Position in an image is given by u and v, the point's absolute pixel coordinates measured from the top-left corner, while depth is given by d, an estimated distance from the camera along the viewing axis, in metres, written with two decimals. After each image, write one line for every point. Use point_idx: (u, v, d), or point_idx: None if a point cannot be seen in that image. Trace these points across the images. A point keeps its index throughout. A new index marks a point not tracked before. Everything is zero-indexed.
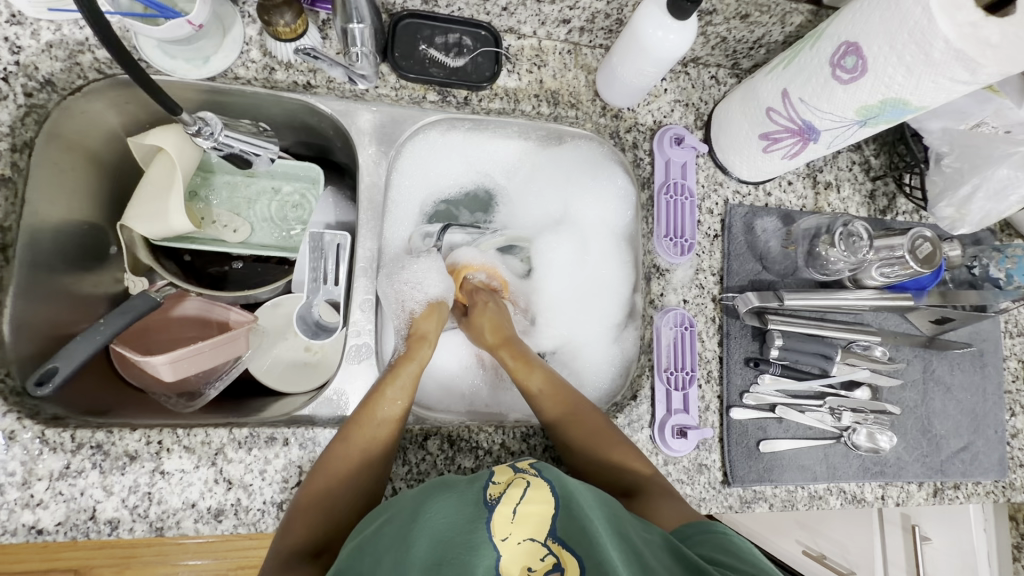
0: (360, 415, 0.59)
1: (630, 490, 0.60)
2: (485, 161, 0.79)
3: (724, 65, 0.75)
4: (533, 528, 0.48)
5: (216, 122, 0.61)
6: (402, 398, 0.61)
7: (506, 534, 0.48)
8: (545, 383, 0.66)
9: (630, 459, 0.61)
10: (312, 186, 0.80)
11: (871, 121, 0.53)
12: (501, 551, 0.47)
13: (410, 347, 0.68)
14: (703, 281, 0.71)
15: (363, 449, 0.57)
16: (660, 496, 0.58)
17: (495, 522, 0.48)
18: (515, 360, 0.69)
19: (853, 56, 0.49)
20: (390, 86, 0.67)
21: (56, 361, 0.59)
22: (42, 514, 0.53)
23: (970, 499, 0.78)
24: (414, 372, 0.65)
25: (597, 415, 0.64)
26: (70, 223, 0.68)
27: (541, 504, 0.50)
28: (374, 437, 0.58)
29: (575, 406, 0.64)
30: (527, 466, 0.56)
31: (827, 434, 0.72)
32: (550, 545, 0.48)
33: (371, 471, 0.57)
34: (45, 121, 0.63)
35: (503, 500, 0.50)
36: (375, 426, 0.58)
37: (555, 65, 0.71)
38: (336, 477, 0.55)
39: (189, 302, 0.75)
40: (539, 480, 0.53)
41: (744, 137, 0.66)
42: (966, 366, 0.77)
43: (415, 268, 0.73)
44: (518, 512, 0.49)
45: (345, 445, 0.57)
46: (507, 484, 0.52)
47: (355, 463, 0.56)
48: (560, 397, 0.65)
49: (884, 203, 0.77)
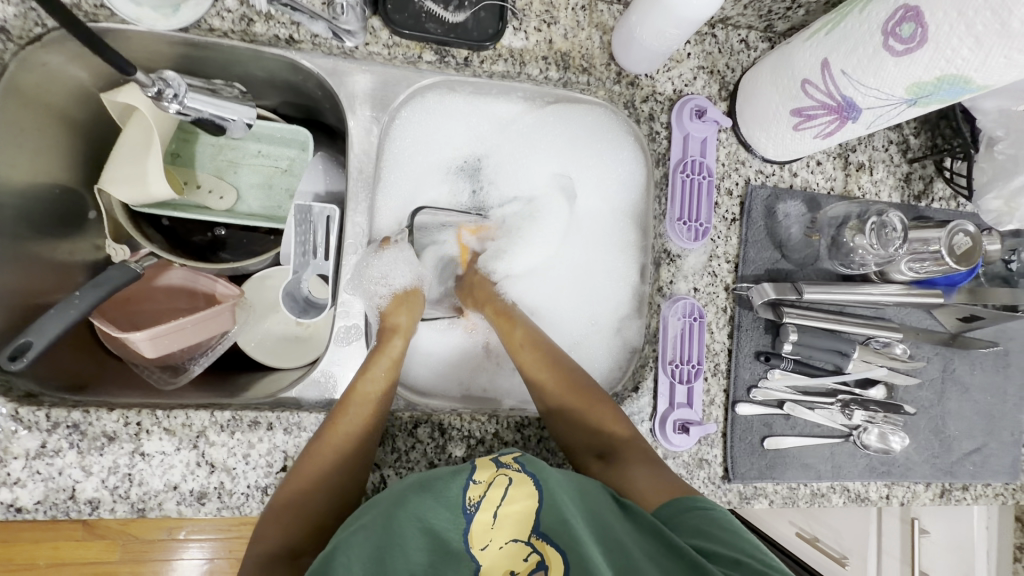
0: (345, 400, 0.57)
1: (603, 453, 0.59)
2: (483, 128, 0.71)
3: (756, 27, 0.67)
4: (513, 531, 0.47)
5: (178, 80, 0.56)
6: (377, 387, 0.59)
7: (485, 542, 0.46)
8: (525, 337, 0.66)
9: (617, 427, 0.59)
10: (301, 152, 0.74)
11: (922, 99, 0.46)
12: (481, 560, 0.46)
13: (381, 339, 0.64)
14: (716, 269, 0.67)
15: (339, 441, 0.55)
16: (636, 463, 0.57)
17: (473, 531, 0.47)
18: (498, 317, 0.68)
19: (912, 23, 0.42)
20: (383, 43, 0.60)
21: (27, 335, 0.56)
22: (20, 492, 0.52)
23: (977, 500, 0.76)
24: (388, 365, 0.61)
25: (581, 376, 0.62)
26: (39, 186, 0.64)
27: (522, 504, 0.48)
28: (351, 430, 0.55)
29: (558, 376, 0.62)
30: (510, 460, 0.51)
31: (835, 432, 0.69)
32: (532, 543, 0.46)
33: (352, 463, 0.55)
34: (2, 73, 0.58)
35: (483, 505, 0.47)
36: (349, 412, 0.56)
37: (567, 23, 0.63)
38: (312, 471, 0.54)
39: (174, 271, 0.72)
40: (524, 476, 0.49)
41: (772, 112, 0.60)
42: (989, 366, 0.73)
43: (381, 262, 0.67)
44: (498, 516, 0.47)
45: (325, 432, 0.55)
46: (489, 482, 0.48)
47: (330, 455, 0.54)
48: (565, 380, 0.62)
49: (919, 187, 0.71)
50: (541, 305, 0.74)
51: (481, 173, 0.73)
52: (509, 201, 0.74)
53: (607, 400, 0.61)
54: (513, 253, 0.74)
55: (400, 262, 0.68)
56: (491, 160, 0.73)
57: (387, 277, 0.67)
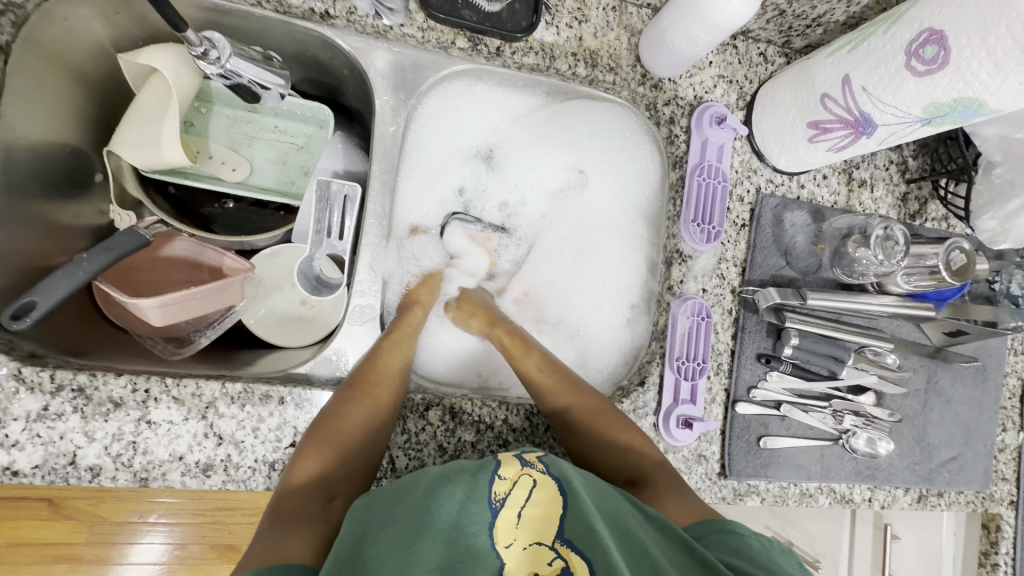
0: (372, 361, 0.60)
1: (632, 479, 0.58)
2: (504, 119, 0.72)
3: (775, 42, 0.70)
4: (537, 533, 0.47)
5: (225, 46, 0.55)
6: (403, 357, 0.62)
7: (510, 541, 0.46)
8: (542, 363, 0.65)
9: (640, 445, 0.60)
10: (320, 130, 0.74)
11: (936, 119, 0.49)
12: (505, 558, 0.45)
13: (403, 310, 0.66)
14: (725, 272, 0.69)
15: (376, 397, 0.57)
16: (665, 489, 0.56)
17: (498, 527, 0.47)
18: (511, 339, 0.67)
19: (935, 46, 0.45)
20: (418, 26, 0.61)
21: (34, 294, 0.54)
22: (17, 455, 0.50)
23: (950, 507, 0.79)
24: (412, 332, 0.64)
25: (595, 396, 0.62)
26: (50, 143, 0.62)
27: (547, 505, 0.48)
28: (389, 385, 0.58)
29: (579, 389, 0.62)
30: (534, 458, 0.51)
31: (826, 435, 0.72)
32: (556, 548, 0.46)
33: (386, 413, 0.57)
34: (23, 24, 0.56)
35: (507, 503, 0.48)
36: (386, 369, 0.60)
37: (597, 22, 0.65)
38: (347, 429, 0.54)
39: (178, 243, 0.69)
40: (547, 477, 0.49)
41: (791, 124, 0.62)
42: (968, 380, 0.77)
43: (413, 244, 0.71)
44: (523, 516, 0.47)
45: (359, 385, 0.57)
46: (513, 481, 0.49)
47: (370, 402, 0.56)
48: (567, 384, 0.63)
49: (915, 207, 0.75)
50: (553, 291, 0.76)
51: (499, 164, 0.74)
52: (529, 193, 0.75)
53: (620, 414, 0.62)
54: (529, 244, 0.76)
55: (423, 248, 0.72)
56: (512, 152, 0.74)
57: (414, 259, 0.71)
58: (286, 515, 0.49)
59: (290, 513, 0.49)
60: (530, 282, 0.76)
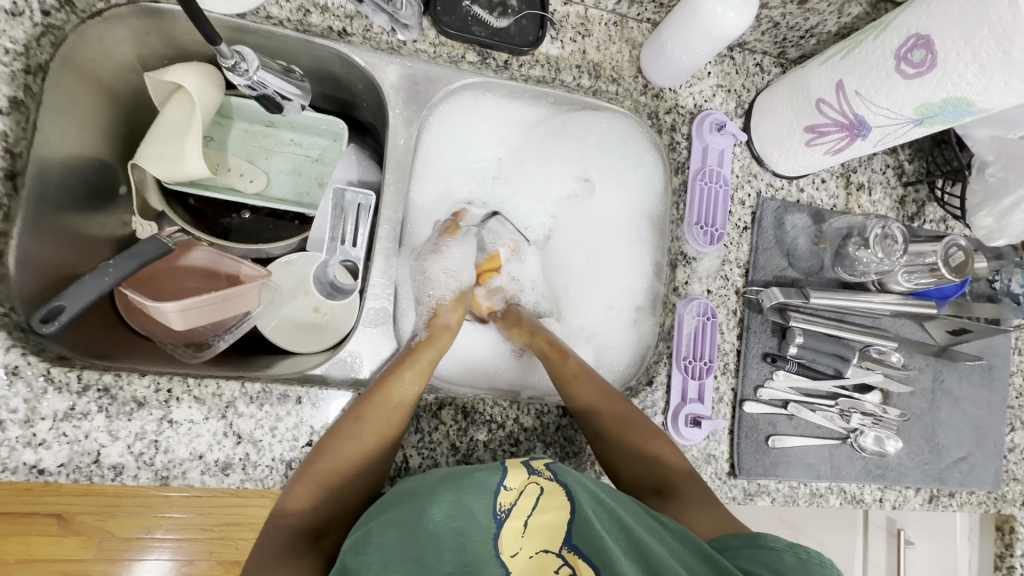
0: (386, 387, 0.58)
1: (660, 488, 0.59)
2: (514, 130, 0.75)
3: (770, 53, 0.73)
4: (545, 540, 0.50)
5: (253, 60, 0.58)
6: (418, 384, 0.59)
7: (516, 550, 0.49)
8: (579, 368, 0.64)
9: (668, 456, 0.60)
10: (334, 142, 0.77)
11: (928, 120, 0.51)
12: (511, 565, 0.48)
13: (432, 333, 0.65)
14: (728, 273, 0.70)
15: (380, 430, 0.56)
16: (694, 502, 0.56)
17: (504, 537, 0.49)
18: (550, 347, 0.67)
19: (923, 50, 0.47)
20: (430, 41, 0.64)
21: (62, 298, 0.57)
22: (43, 453, 0.52)
23: (962, 508, 0.79)
24: (432, 360, 0.63)
25: (626, 406, 0.62)
26: (79, 157, 0.65)
27: (555, 512, 0.50)
28: (396, 414, 0.57)
29: (609, 397, 0.62)
30: (540, 466, 0.53)
31: (834, 434, 0.72)
32: (563, 555, 0.49)
33: (384, 450, 0.56)
34: (61, 44, 0.59)
35: (513, 513, 0.50)
36: (392, 403, 0.57)
37: (599, 36, 0.68)
38: (349, 459, 0.54)
39: (197, 252, 0.72)
40: (555, 486, 0.51)
41: (789, 129, 0.65)
42: (975, 379, 0.78)
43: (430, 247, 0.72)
44: (529, 524, 0.50)
45: (360, 423, 0.55)
46: (519, 492, 0.51)
47: (370, 441, 0.55)
48: (593, 386, 0.62)
49: (913, 209, 0.76)
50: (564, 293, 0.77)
51: (509, 170, 0.77)
52: (538, 198, 0.78)
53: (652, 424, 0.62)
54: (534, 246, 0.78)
55: (456, 255, 0.71)
56: (519, 160, 0.77)
57: (446, 268, 0.69)
58: (277, 547, 0.50)
59: (281, 546, 0.50)
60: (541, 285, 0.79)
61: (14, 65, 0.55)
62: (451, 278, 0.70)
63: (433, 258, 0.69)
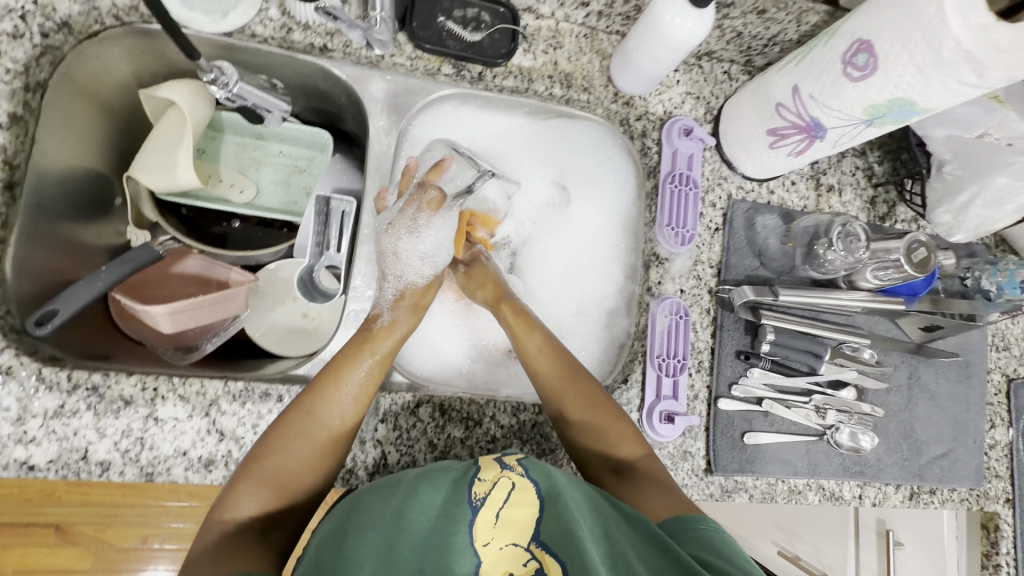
0: (340, 372, 0.59)
1: (619, 467, 0.60)
2: (493, 137, 0.78)
3: (738, 62, 0.76)
4: (515, 533, 0.50)
5: (233, 73, 0.61)
6: (374, 371, 0.61)
7: (488, 539, 0.50)
8: (543, 346, 0.65)
9: (626, 442, 0.61)
10: (321, 153, 0.80)
11: (878, 120, 0.54)
12: (482, 556, 0.49)
13: (392, 311, 0.66)
14: (701, 273, 0.72)
15: (333, 417, 0.57)
16: (650, 481, 0.58)
17: (478, 526, 0.50)
18: (516, 316, 0.67)
19: (865, 53, 0.50)
20: (407, 55, 0.68)
21: (55, 302, 0.59)
22: (34, 450, 0.54)
23: (945, 505, 0.79)
24: (392, 347, 0.63)
25: (587, 382, 0.63)
26: (76, 169, 0.68)
27: (524, 508, 0.51)
28: (350, 401, 0.58)
29: (568, 377, 0.63)
30: (513, 461, 0.54)
31: (810, 431, 0.73)
32: (531, 550, 0.49)
33: (334, 443, 0.57)
34: (60, 63, 0.63)
35: (487, 503, 0.51)
36: (342, 395, 0.58)
37: (570, 48, 0.71)
38: (303, 445, 0.55)
39: (189, 261, 0.75)
40: (525, 481, 0.52)
41: (752, 132, 0.67)
42: (952, 375, 0.79)
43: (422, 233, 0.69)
44: (501, 515, 0.51)
45: (309, 416, 0.56)
46: (493, 483, 0.52)
47: (318, 434, 0.56)
48: (559, 358, 0.65)
49: (883, 209, 0.78)
50: (543, 292, 0.78)
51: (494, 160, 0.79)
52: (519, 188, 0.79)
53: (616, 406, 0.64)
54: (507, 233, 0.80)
55: (432, 230, 0.70)
56: (499, 158, 0.79)
57: (420, 250, 0.69)
58: (224, 534, 0.51)
59: (226, 539, 0.51)
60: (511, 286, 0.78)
61: (14, 83, 0.59)
62: (427, 263, 0.70)
63: (409, 235, 0.68)
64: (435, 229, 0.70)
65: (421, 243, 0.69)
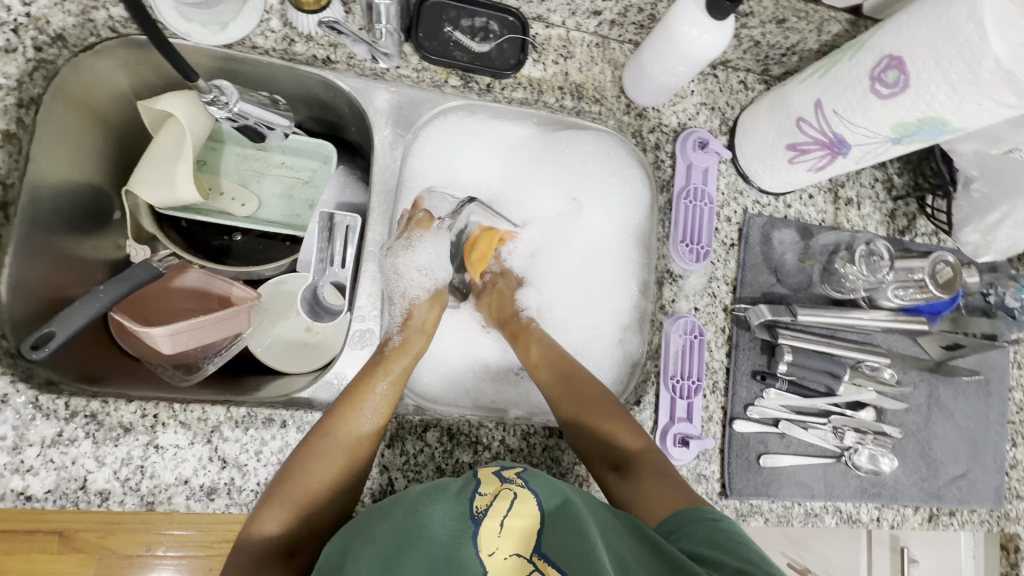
0: (354, 394, 0.59)
1: (619, 465, 0.60)
2: (501, 147, 0.75)
3: (754, 71, 0.73)
4: (518, 542, 0.48)
5: (233, 92, 0.60)
6: (389, 392, 0.60)
7: (492, 549, 0.48)
8: (541, 352, 0.68)
9: (628, 436, 0.61)
10: (324, 165, 0.78)
11: (905, 138, 0.51)
12: (487, 566, 0.47)
13: (405, 335, 0.66)
14: (716, 290, 0.70)
15: (351, 442, 0.57)
16: (652, 476, 0.57)
17: (482, 536, 0.48)
18: (515, 329, 0.72)
19: (895, 70, 0.48)
20: (412, 67, 0.66)
21: (52, 325, 0.57)
22: (31, 480, 0.52)
23: (964, 527, 0.77)
24: (406, 367, 0.63)
25: (593, 389, 0.64)
26: (73, 185, 0.66)
27: (527, 518, 0.50)
28: (366, 425, 0.58)
29: (566, 385, 0.65)
30: (512, 474, 0.54)
31: (827, 452, 0.71)
32: (534, 560, 0.47)
33: (353, 468, 0.56)
34: (54, 77, 0.61)
35: (490, 513, 0.49)
36: (361, 420, 0.58)
37: (581, 57, 0.69)
38: (320, 471, 0.54)
39: (191, 274, 0.72)
40: (527, 491, 0.51)
41: (771, 147, 0.64)
42: (972, 394, 0.76)
43: (421, 251, 0.70)
44: (506, 525, 0.49)
45: (327, 439, 0.56)
46: (495, 494, 0.51)
47: (339, 459, 0.55)
48: (556, 365, 0.67)
49: (904, 223, 0.75)
50: (555, 311, 0.76)
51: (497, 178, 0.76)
52: (525, 206, 0.76)
53: (618, 407, 0.63)
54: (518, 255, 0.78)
55: (427, 246, 0.71)
56: (506, 175, 0.76)
57: (417, 263, 0.70)
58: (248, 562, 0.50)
59: (247, 566, 0.50)
60: (523, 305, 0.75)
61: (7, 99, 0.57)
62: (424, 275, 0.71)
63: (406, 253, 0.69)
64: (428, 246, 0.71)
65: (417, 256, 0.70)
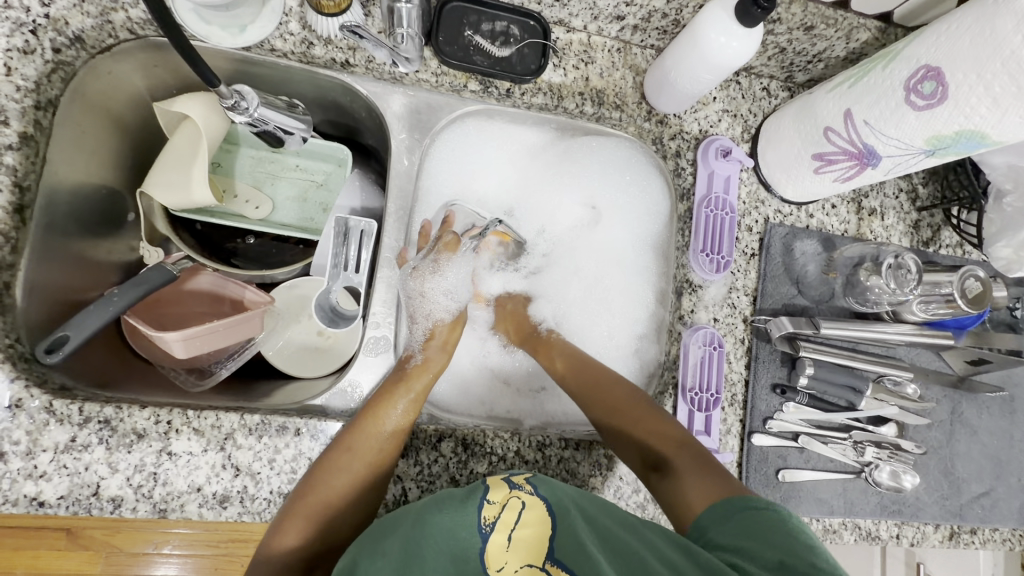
0: (375, 411, 0.58)
1: (657, 465, 0.58)
2: (517, 153, 0.74)
3: (777, 77, 0.72)
4: (528, 554, 0.49)
5: (254, 97, 0.59)
6: (409, 409, 0.59)
7: (502, 564, 0.49)
8: (565, 359, 0.68)
9: (660, 435, 0.59)
10: (339, 168, 0.77)
11: (940, 150, 0.50)
12: None
13: (426, 351, 0.66)
14: (735, 301, 0.69)
15: (371, 459, 0.56)
16: (689, 472, 0.55)
17: (490, 552, 0.49)
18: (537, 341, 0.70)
19: (933, 82, 0.46)
20: (432, 71, 0.65)
21: (67, 329, 0.57)
22: (44, 486, 0.52)
23: (985, 545, 0.76)
24: (427, 383, 0.63)
25: (619, 392, 0.63)
26: (89, 187, 0.66)
27: (535, 527, 0.51)
28: (385, 442, 0.57)
29: (592, 391, 0.63)
30: (522, 480, 0.54)
31: (847, 468, 0.70)
32: (547, 568, 0.48)
33: (372, 483, 0.56)
34: (72, 79, 0.61)
35: (498, 526, 0.50)
36: (383, 437, 0.57)
37: (602, 63, 0.68)
38: (340, 485, 0.54)
39: (204, 277, 0.71)
40: (535, 499, 0.52)
41: (796, 157, 0.63)
42: (996, 410, 0.75)
43: (445, 275, 0.68)
44: (512, 538, 0.50)
45: (349, 455, 0.55)
46: (502, 504, 0.51)
47: (359, 474, 0.55)
48: (579, 371, 0.66)
49: (927, 234, 0.74)
50: (568, 321, 0.75)
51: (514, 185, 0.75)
52: (541, 212, 0.75)
53: (646, 407, 0.61)
54: (535, 264, 0.76)
55: (453, 268, 0.69)
56: (523, 181, 0.75)
57: (444, 286, 0.68)
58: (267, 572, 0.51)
59: None
60: (540, 319, 0.75)
61: (25, 101, 0.57)
62: (451, 298, 0.70)
63: (432, 275, 0.67)
64: (455, 268, 0.70)
65: (444, 280, 0.69)
